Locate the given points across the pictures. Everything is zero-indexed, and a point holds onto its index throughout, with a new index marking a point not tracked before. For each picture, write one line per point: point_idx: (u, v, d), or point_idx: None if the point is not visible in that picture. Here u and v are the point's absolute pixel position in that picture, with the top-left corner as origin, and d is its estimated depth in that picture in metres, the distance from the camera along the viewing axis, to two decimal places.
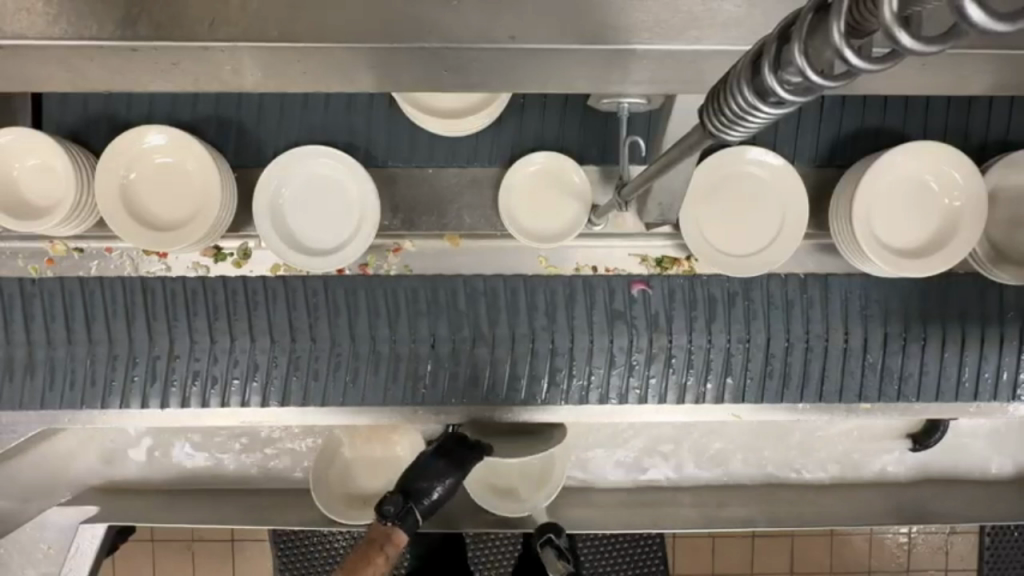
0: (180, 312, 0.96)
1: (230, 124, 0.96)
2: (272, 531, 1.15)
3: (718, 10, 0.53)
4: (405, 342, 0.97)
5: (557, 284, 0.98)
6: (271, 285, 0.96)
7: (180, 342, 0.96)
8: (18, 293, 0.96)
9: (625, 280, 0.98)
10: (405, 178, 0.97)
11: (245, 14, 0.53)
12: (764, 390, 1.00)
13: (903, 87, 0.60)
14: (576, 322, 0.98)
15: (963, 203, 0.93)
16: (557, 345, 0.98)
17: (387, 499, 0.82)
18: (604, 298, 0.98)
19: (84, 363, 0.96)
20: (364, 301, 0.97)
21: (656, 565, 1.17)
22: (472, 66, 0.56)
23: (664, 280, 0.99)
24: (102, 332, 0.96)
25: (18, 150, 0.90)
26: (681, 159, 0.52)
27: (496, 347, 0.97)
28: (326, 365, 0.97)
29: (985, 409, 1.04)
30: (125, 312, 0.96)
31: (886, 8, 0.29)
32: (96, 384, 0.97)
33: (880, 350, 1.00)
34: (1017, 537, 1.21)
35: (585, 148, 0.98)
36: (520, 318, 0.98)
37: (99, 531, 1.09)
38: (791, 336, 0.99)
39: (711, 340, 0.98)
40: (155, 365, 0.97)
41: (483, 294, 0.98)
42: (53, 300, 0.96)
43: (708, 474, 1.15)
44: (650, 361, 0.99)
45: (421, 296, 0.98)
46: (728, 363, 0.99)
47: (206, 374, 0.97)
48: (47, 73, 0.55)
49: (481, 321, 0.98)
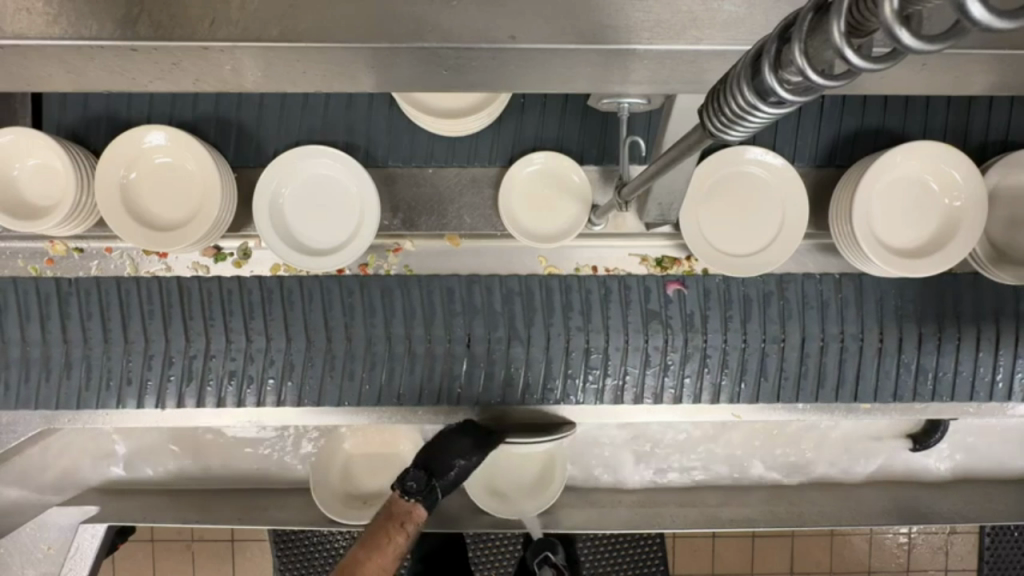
0: (216, 312, 0.96)
1: (230, 124, 0.96)
2: (269, 530, 1.14)
3: (718, 10, 0.53)
4: (441, 342, 0.97)
5: (592, 285, 0.98)
6: (307, 284, 0.97)
7: (216, 341, 0.96)
8: (54, 292, 0.96)
9: (661, 280, 0.98)
10: (404, 178, 0.97)
11: (245, 14, 0.52)
12: (800, 391, 1.00)
13: (903, 87, 0.60)
14: (612, 322, 0.98)
15: (963, 203, 0.92)
16: (592, 343, 0.98)
17: (408, 475, 0.85)
18: (639, 297, 0.98)
19: (120, 362, 0.96)
20: (399, 301, 0.97)
21: (656, 565, 1.16)
22: (472, 66, 0.56)
23: (700, 280, 0.99)
24: (139, 330, 0.96)
25: (18, 150, 0.90)
26: (681, 159, 0.52)
27: (531, 348, 0.98)
28: (363, 365, 0.98)
29: (985, 410, 1.05)
30: (161, 311, 0.96)
31: (886, 6, 0.28)
32: (133, 382, 0.97)
33: (914, 349, 1.00)
34: (1016, 536, 1.21)
35: (585, 147, 0.98)
36: (555, 318, 0.98)
37: (99, 531, 1.06)
38: (826, 336, 0.99)
39: (747, 340, 0.98)
40: (191, 364, 0.97)
41: (518, 293, 0.98)
42: (89, 299, 0.96)
43: (709, 474, 1.15)
44: (685, 361, 0.99)
45: (458, 296, 0.98)
46: (765, 364, 0.99)
47: (242, 373, 0.97)
48: (48, 71, 0.55)
49: (517, 320, 0.98)
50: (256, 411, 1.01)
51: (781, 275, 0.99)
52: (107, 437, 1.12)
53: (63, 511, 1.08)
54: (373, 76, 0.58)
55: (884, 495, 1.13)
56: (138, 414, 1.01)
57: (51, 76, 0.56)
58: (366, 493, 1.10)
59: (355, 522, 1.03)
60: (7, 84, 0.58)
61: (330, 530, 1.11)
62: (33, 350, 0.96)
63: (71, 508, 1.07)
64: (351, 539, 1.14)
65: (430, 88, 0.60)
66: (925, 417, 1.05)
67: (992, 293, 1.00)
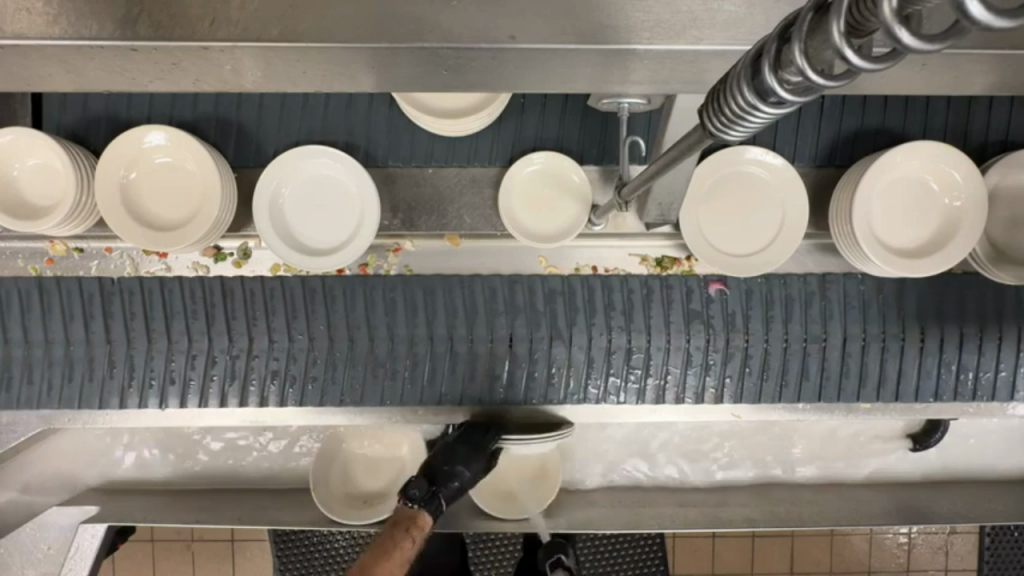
0: (259, 313, 0.96)
1: (230, 125, 0.96)
2: (269, 531, 1.14)
3: (718, 10, 0.53)
4: (484, 342, 0.97)
5: (634, 283, 0.98)
6: (348, 283, 0.97)
7: (259, 341, 0.97)
8: (98, 292, 0.95)
9: (702, 280, 0.98)
10: (404, 178, 0.97)
11: (245, 14, 0.52)
12: (842, 391, 1.00)
13: (904, 88, 0.60)
14: (653, 322, 0.98)
15: (963, 203, 0.92)
16: (633, 343, 0.98)
17: (412, 483, 0.85)
18: (681, 297, 0.98)
19: (163, 363, 0.96)
20: (441, 300, 0.97)
21: (656, 565, 1.16)
22: (471, 66, 0.56)
23: (742, 279, 0.98)
24: (182, 329, 0.96)
25: (18, 150, 0.90)
26: (681, 160, 0.52)
27: (573, 348, 0.98)
28: (407, 364, 0.98)
29: (984, 409, 1.04)
30: (204, 312, 0.96)
31: (887, 6, 0.28)
32: (176, 383, 0.97)
33: (955, 350, 1.00)
34: (1016, 536, 1.21)
35: (585, 148, 0.97)
36: (597, 317, 0.98)
37: (99, 531, 1.06)
38: (867, 335, 0.99)
39: (788, 340, 0.98)
40: (234, 363, 0.97)
41: (560, 292, 0.98)
42: (133, 299, 0.96)
43: (709, 476, 1.15)
44: (727, 361, 0.99)
45: (500, 296, 0.98)
46: (806, 365, 1.00)
47: (285, 373, 0.97)
48: (48, 71, 0.55)
49: (559, 320, 0.98)
50: (259, 412, 1.01)
51: (822, 275, 1.00)
52: (109, 438, 1.12)
53: (63, 511, 1.07)
54: (373, 76, 0.58)
55: (885, 494, 1.13)
56: (141, 415, 1.01)
57: (51, 76, 0.56)
58: (365, 493, 1.09)
59: (356, 521, 1.02)
60: (7, 84, 0.57)
61: (330, 530, 1.10)
62: (32, 350, 0.96)
63: (71, 508, 1.07)
64: (352, 540, 1.14)
65: (429, 88, 0.60)
66: (926, 417, 1.05)
67: (994, 293, 1.00)
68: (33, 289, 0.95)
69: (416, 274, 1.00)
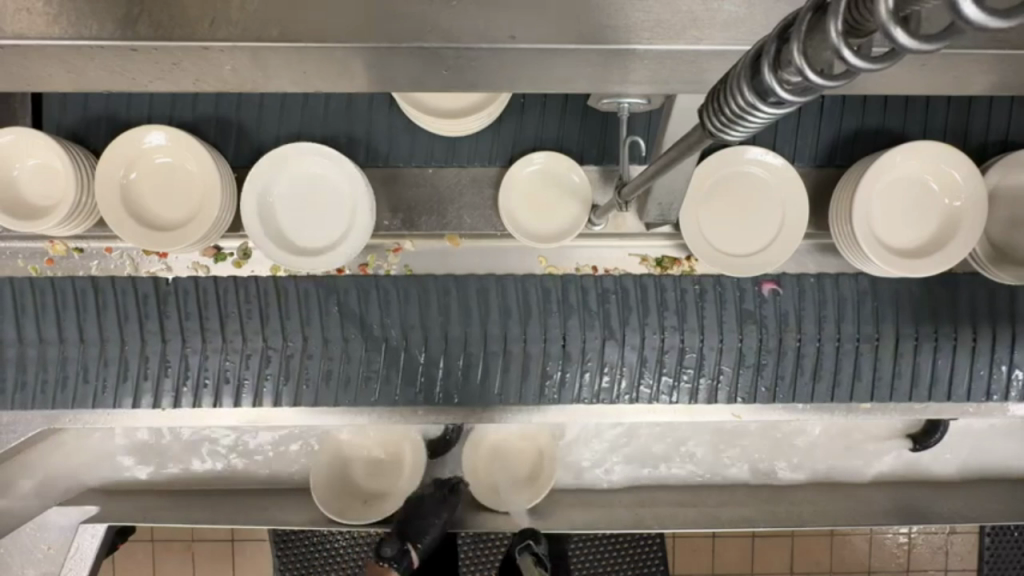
0: (313, 312, 0.97)
1: (231, 125, 0.96)
2: (270, 531, 1.14)
3: (718, 10, 0.53)
4: (537, 342, 0.97)
5: (688, 284, 0.98)
6: (402, 285, 0.97)
7: (313, 342, 0.97)
8: (153, 292, 0.95)
9: (755, 280, 0.98)
10: (404, 178, 0.97)
11: (244, 14, 0.52)
12: (894, 391, 1.00)
13: (904, 88, 0.60)
14: (707, 323, 0.98)
15: (963, 203, 0.92)
16: (687, 343, 0.98)
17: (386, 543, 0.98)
18: (735, 296, 0.98)
19: (217, 363, 0.97)
20: (495, 301, 0.98)
21: (656, 565, 1.16)
22: (470, 66, 0.56)
23: (795, 280, 0.99)
24: (236, 329, 0.96)
25: (18, 150, 0.90)
26: (681, 160, 0.52)
27: (625, 348, 0.98)
28: (459, 363, 0.98)
29: (984, 409, 1.04)
30: (258, 312, 0.96)
31: (884, 7, 0.28)
32: (230, 382, 0.97)
33: (1007, 350, 1.00)
34: (1017, 536, 1.21)
35: (585, 148, 0.98)
36: (650, 316, 0.98)
37: (99, 530, 1.06)
38: (920, 335, 0.99)
39: (841, 339, 0.99)
40: (287, 363, 0.97)
41: (613, 293, 0.98)
42: (188, 298, 0.95)
43: (709, 475, 1.15)
44: (780, 362, 0.99)
45: (553, 296, 0.98)
46: (859, 365, 1.00)
47: (340, 374, 0.98)
48: (48, 71, 0.55)
49: (612, 319, 0.97)
50: (265, 413, 1.01)
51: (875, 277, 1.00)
52: (110, 439, 1.12)
53: (63, 511, 1.07)
54: (373, 77, 0.58)
55: (885, 495, 1.13)
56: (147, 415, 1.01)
57: (51, 76, 0.56)
58: (366, 493, 1.09)
59: (355, 522, 1.03)
60: (7, 84, 0.57)
61: (330, 530, 1.10)
62: (30, 349, 0.95)
63: (71, 508, 1.07)
64: (351, 539, 1.14)
65: (430, 88, 0.60)
66: (926, 417, 1.05)
67: (995, 293, 0.99)
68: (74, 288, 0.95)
69: (452, 274, 1.00)
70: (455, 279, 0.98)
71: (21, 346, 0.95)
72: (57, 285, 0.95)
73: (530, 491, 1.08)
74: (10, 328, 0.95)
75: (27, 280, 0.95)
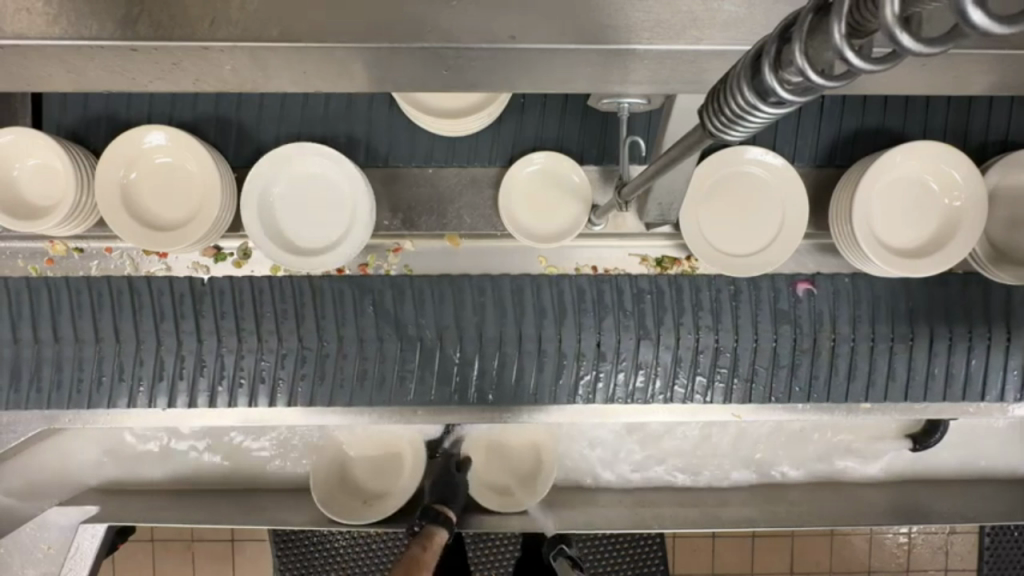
0: (348, 313, 0.97)
1: (231, 125, 0.96)
2: (270, 531, 1.14)
3: (719, 10, 0.53)
4: (572, 343, 0.97)
5: (722, 282, 0.98)
6: (437, 286, 0.97)
7: (348, 344, 0.97)
8: (189, 291, 0.95)
9: (790, 280, 0.99)
10: (405, 178, 0.97)
11: (244, 14, 0.52)
12: (928, 391, 1.01)
13: (904, 88, 0.60)
14: (741, 322, 0.98)
15: (963, 203, 0.92)
16: (721, 343, 0.98)
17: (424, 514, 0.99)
18: (769, 296, 0.98)
19: (252, 362, 0.96)
20: (530, 300, 0.98)
21: (656, 565, 1.16)
22: (470, 66, 0.56)
23: (829, 280, 0.99)
24: (271, 329, 0.96)
25: (18, 150, 0.90)
26: (681, 159, 0.52)
27: (660, 349, 0.97)
28: (494, 364, 0.97)
29: (984, 409, 1.04)
30: (294, 311, 0.96)
31: (887, 9, 0.28)
32: (265, 382, 0.97)
33: None
34: (1017, 536, 1.21)
35: (585, 148, 0.98)
36: (685, 316, 0.97)
37: (99, 531, 1.06)
38: (954, 334, 0.99)
39: (875, 339, 0.99)
40: (323, 363, 0.97)
41: (648, 293, 0.98)
42: (224, 298, 0.96)
43: (709, 475, 1.15)
44: (815, 361, 0.99)
45: (588, 296, 0.97)
46: (893, 365, 1.00)
47: (375, 373, 0.97)
48: (48, 71, 0.55)
49: (647, 318, 0.97)
50: (267, 413, 1.00)
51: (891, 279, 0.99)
52: (110, 439, 1.12)
53: (63, 511, 1.08)
54: (373, 77, 0.58)
55: (885, 494, 1.13)
56: (146, 414, 1.01)
57: (50, 76, 0.56)
58: (366, 494, 1.09)
59: (355, 521, 1.02)
60: (7, 84, 0.57)
61: (330, 530, 1.10)
62: (28, 350, 0.95)
63: (71, 508, 1.07)
64: (351, 539, 1.14)
65: (430, 88, 0.60)
66: (925, 417, 1.05)
67: (998, 293, 0.99)
68: (80, 288, 0.95)
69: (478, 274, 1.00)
70: (493, 278, 0.98)
71: (25, 347, 0.95)
72: (92, 286, 0.95)
73: (531, 490, 1.08)
74: (20, 328, 0.95)
75: (63, 280, 0.95)
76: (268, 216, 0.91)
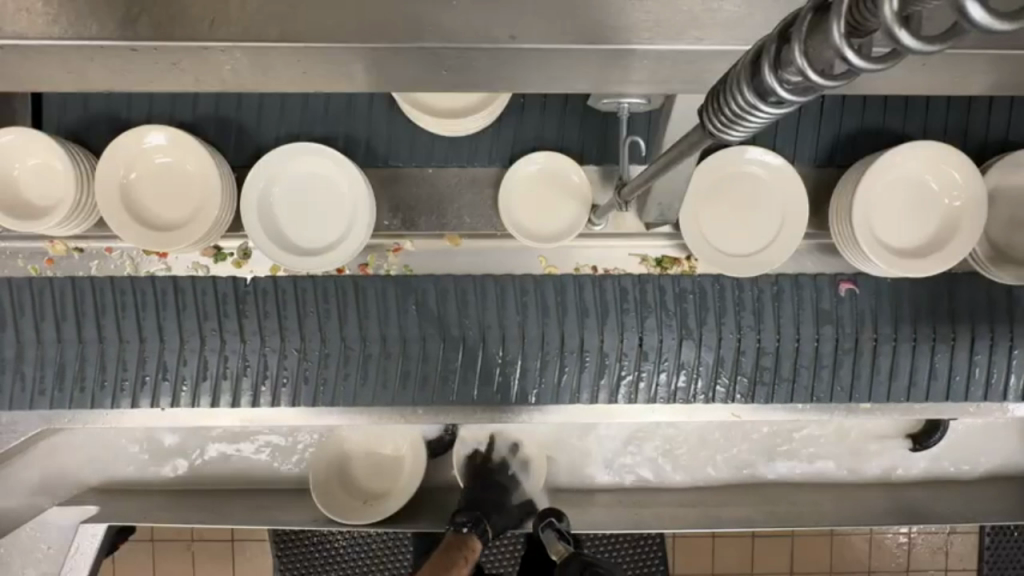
0: (392, 312, 0.96)
1: (230, 125, 0.96)
2: (270, 530, 1.14)
3: (718, 10, 0.53)
4: (614, 341, 0.97)
5: (764, 284, 0.98)
6: (479, 284, 0.97)
7: (391, 342, 0.96)
8: (232, 292, 0.95)
9: (834, 280, 0.99)
10: (406, 178, 0.98)
11: (245, 13, 0.52)
12: (970, 391, 1.00)
13: (903, 88, 0.60)
14: (783, 321, 0.98)
15: (963, 203, 0.92)
16: (764, 342, 0.98)
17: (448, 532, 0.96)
18: (811, 297, 0.98)
19: (294, 363, 0.96)
20: (572, 299, 0.97)
21: (656, 565, 1.16)
22: (470, 66, 0.56)
23: (871, 280, 0.99)
24: (314, 329, 0.96)
25: (19, 150, 0.90)
26: (681, 159, 0.52)
27: (702, 348, 0.97)
28: (536, 363, 0.97)
29: (984, 409, 1.04)
30: (336, 311, 0.96)
31: (886, 8, 0.28)
32: (308, 382, 0.97)
33: None
34: (1017, 537, 1.21)
35: (585, 148, 0.98)
36: (728, 316, 0.97)
37: (99, 531, 1.07)
38: (996, 334, 0.99)
39: (916, 339, 0.98)
40: (366, 363, 0.97)
41: (690, 292, 0.97)
42: (267, 298, 0.95)
43: (709, 474, 1.15)
44: (856, 361, 0.99)
45: (630, 296, 0.97)
46: (935, 365, 1.00)
47: (417, 373, 0.97)
48: (48, 71, 0.55)
49: (689, 318, 0.97)
50: (267, 413, 1.00)
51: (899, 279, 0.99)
52: (110, 439, 1.12)
53: (62, 512, 1.07)
54: (372, 77, 0.58)
55: (885, 494, 1.13)
56: (146, 415, 1.00)
57: (49, 75, 0.56)
58: (366, 494, 1.09)
59: (359, 522, 1.02)
60: (6, 83, 0.57)
61: (330, 530, 1.10)
62: (29, 350, 0.95)
63: (71, 508, 1.07)
64: (352, 539, 1.13)
65: (430, 89, 0.60)
66: (925, 417, 1.05)
67: (1005, 293, 0.99)
68: (87, 288, 0.95)
69: (486, 274, 1.00)
70: (535, 280, 0.97)
71: (26, 347, 0.95)
72: (136, 287, 0.95)
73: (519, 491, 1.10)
74: (28, 327, 0.95)
75: (101, 281, 0.95)
76: (268, 215, 0.91)
